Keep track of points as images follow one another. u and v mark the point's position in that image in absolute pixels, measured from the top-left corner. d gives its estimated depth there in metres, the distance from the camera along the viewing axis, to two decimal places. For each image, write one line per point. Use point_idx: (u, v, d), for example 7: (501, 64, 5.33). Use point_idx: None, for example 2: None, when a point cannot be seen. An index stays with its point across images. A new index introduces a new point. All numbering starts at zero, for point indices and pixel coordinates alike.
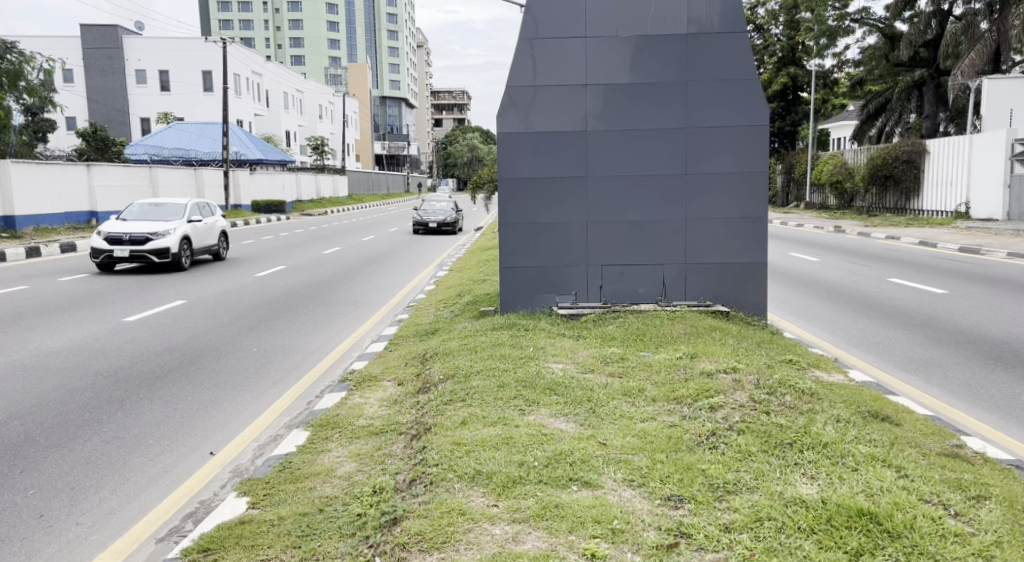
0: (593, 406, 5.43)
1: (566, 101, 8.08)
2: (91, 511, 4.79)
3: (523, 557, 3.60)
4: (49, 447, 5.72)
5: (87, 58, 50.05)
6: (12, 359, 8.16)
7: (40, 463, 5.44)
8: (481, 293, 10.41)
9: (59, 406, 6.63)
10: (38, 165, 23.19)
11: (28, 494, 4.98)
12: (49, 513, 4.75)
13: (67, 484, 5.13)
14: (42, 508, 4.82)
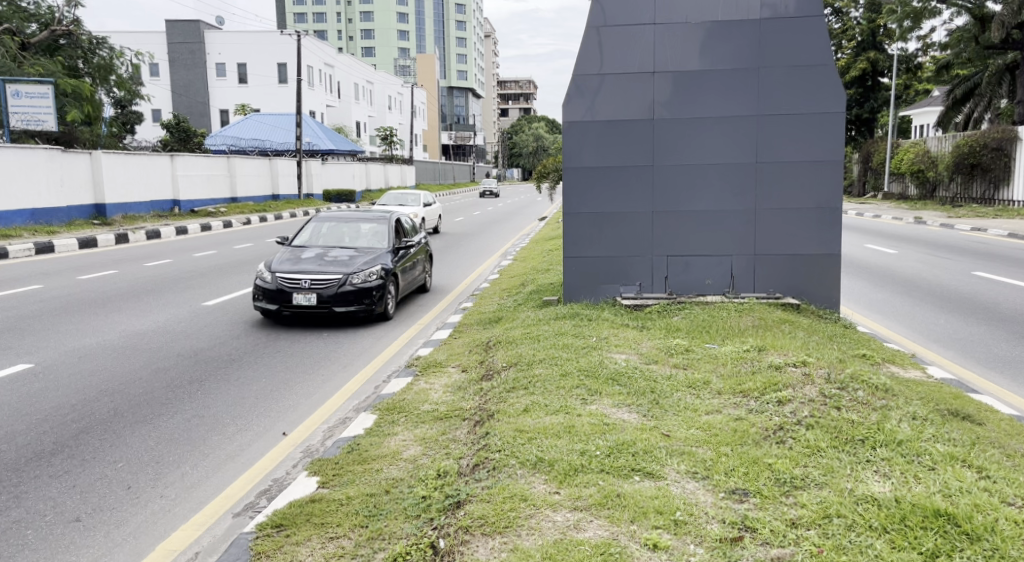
0: (657, 397, 5.37)
1: (634, 89, 7.99)
2: (174, 485, 4.96)
3: (585, 543, 3.59)
4: (136, 423, 5.94)
5: (171, 52, 51.89)
6: (101, 340, 8.47)
7: (127, 437, 5.65)
8: (544, 282, 10.38)
9: (145, 384, 6.88)
10: (126, 155, 24.09)
11: (117, 466, 5.19)
12: (136, 485, 4.93)
13: (153, 458, 5.32)
14: (129, 480, 5.00)
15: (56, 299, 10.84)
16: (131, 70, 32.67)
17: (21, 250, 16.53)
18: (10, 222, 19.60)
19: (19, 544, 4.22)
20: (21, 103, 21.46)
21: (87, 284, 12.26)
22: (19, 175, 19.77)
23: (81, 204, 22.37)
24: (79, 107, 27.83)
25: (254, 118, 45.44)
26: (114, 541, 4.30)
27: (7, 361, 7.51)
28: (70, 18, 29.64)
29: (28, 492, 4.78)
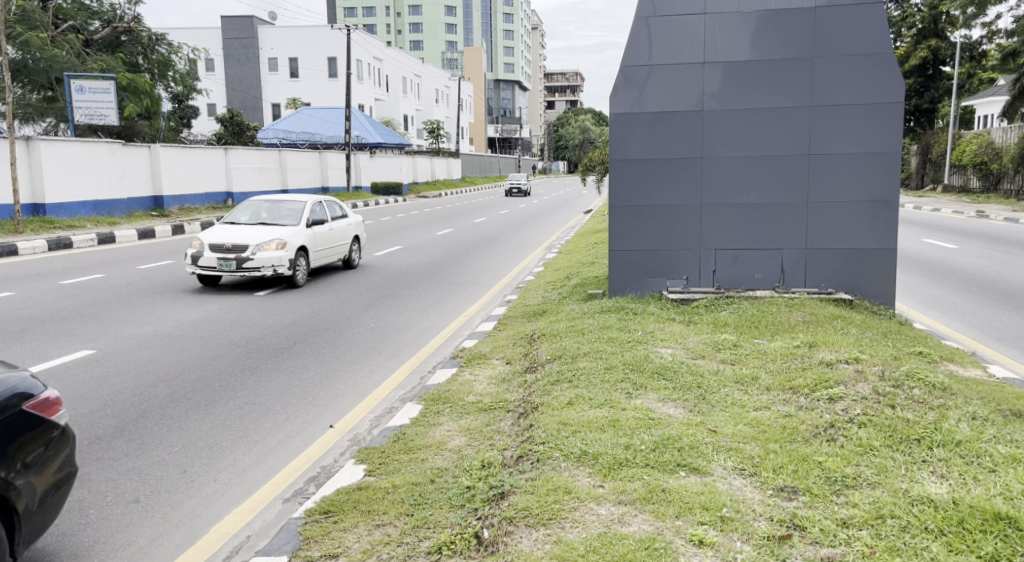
0: (703, 393, 5.30)
1: (683, 80, 7.89)
2: (227, 469, 5.05)
3: (630, 538, 3.56)
4: (190, 410, 6.05)
5: (226, 47, 52.84)
6: (158, 328, 8.66)
7: (182, 422, 5.77)
8: (589, 276, 10.34)
9: (198, 371, 7.01)
10: (183, 148, 24.65)
11: (174, 450, 5.29)
12: (192, 469, 5.02)
13: (207, 444, 5.42)
14: (185, 463, 5.10)
15: (115, 288, 11.11)
16: (188, 67, 33.45)
17: (84, 240, 17.02)
18: (74, 214, 20.25)
19: (82, 522, 4.34)
20: (84, 98, 22.06)
21: (146, 274, 12.55)
22: (82, 168, 20.39)
23: (140, 196, 22.97)
24: (139, 100, 28.59)
25: (305, 112, 46.06)
26: (171, 521, 4.39)
27: (71, 347, 7.72)
28: (131, 16, 30.50)
29: (90, 473, 4.90)
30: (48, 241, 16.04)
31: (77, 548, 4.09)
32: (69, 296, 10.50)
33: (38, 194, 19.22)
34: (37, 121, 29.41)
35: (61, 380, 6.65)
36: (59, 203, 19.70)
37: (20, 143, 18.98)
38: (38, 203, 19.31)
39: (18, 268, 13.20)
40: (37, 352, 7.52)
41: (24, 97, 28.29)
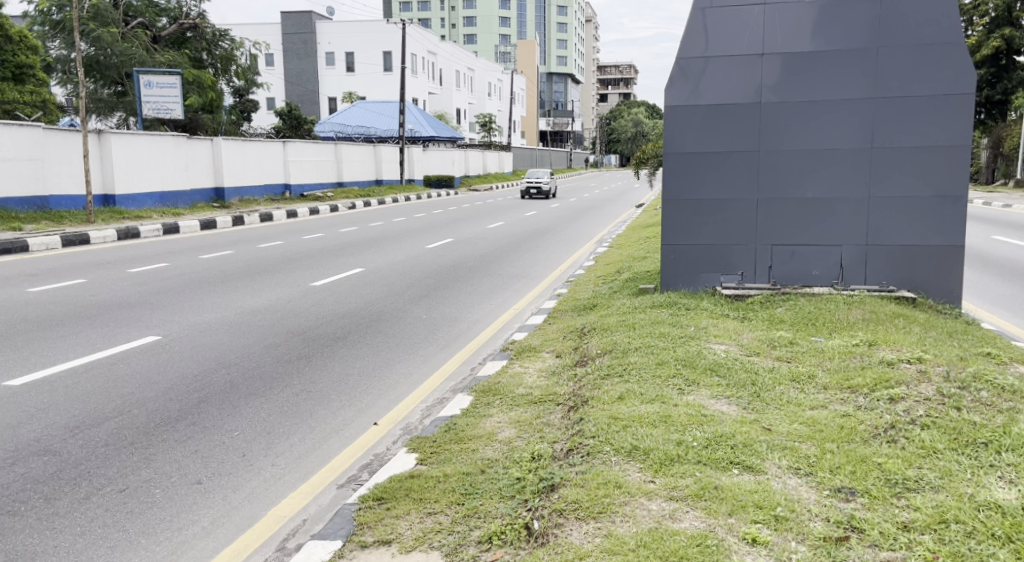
0: (757, 390, 5.22)
1: (741, 72, 7.76)
2: (285, 454, 5.14)
3: (681, 534, 3.52)
4: (250, 395, 6.18)
5: (286, 42, 53.74)
6: (220, 315, 8.88)
7: (243, 408, 5.89)
8: (641, 270, 10.27)
9: (258, 358, 7.17)
10: (243, 141, 25.18)
11: (233, 435, 5.40)
12: (251, 453, 5.12)
13: (265, 429, 5.52)
14: (244, 447, 5.21)
15: (178, 277, 11.39)
16: (249, 62, 34.18)
17: (151, 230, 17.52)
18: (142, 204, 20.93)
19: (149, 502, 4.45)
20: (152, 92, 22.63)
21: (209, 263, 12.86)
22: (149, 160, 21.04)
23: (203, 188, 23.55)
24: (203, 94, 29.36)
25: (360, 105, 46.62)
26: (231, 504, 4.48)
27: (138, 333, 7.95)
28: (196, 12, 31.03)
29: (156, 454, 5.04)
30: (118, 231, 16.56)
31: (142, 526, 4.20)
32: (137, 283, 10.80)
33: (108, 186, 19.89)
34: (108, 115, 30.53)
35: (129, 363, 6.85)
36: (127, 194, 20.37)
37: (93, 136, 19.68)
38: (108, 194, 19.96)
39: (90, 256, 13.65)
40: (107, 337, 7.76)
41: (96, 92, 29.91)
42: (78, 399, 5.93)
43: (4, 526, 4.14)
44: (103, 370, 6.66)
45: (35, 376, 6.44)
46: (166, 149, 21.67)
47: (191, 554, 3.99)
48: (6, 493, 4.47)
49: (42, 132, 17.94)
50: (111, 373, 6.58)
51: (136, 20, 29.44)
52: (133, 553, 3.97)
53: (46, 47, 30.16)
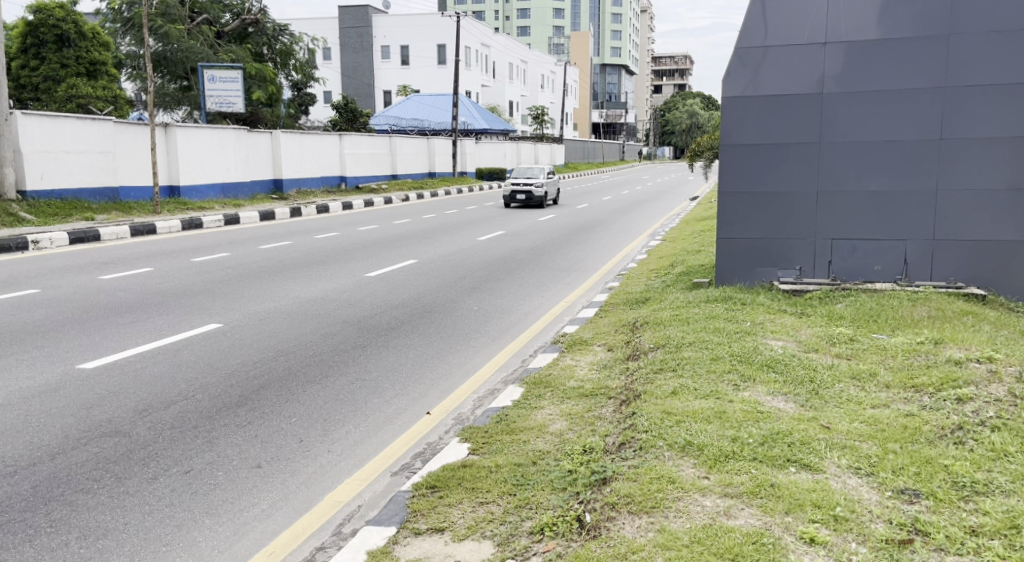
0: (816, 387, 5.10)
1: (803, 61, 7.56)
2: (341, 441, 5.20)
3: (736, 531, 3.45)
4: (307, 382, 6.27)
5: (342, 36, 54.33)
6: (279, 304, 9.03)
7: (300, 395, 5.97)
8: (695, 264, 10.14)
9: (315, 346, 7.27)
10: (301, 134, 25.58)
11: (292, 420, 5.48)
12: (308, 439, 5.19)
13: (322, 415, 5.59)
14: (301, 433, 5.28)
15: (239, 267, 11.61)
16: (308, 56, 34.64)
17: (213, 221, 17.89)
18: (205, 195, 21.41)
19: (212, 484, 4.53)
20: (215, 87, 23.16)
21: (267, 254, 13.06)
22: (211, 152, 21.53)
23: (262, 179, 24.00)
24: (264, 88, 29.91)
25: (414, 98, 46.98)
26: (290, 488, 4.55)
27: (201, 321, 8.11)
28: (257, 7, 31.53)
29: (218, 438, 5.13)
30: (181, 221, 16.93)
31: (206, 506, 4.29)
32: (200, 273, 11.05)
33: (173, 177, 20.40)
34: (174, 108, 31.27)
35: (193, 350, 7.01)
36: (191, 185, 20.87)
37: (159, 129, 20.18)
38: (173, 185, 20.48)
39: (156, 245, 13.99)
40: (172, 324, 7.93)
41: (163, 87, 30.67)
42: (146, 383, 6.08)
43: (78, 502, 4.26)
44: (169, 356, 6.82)
45: (107, 360, 6.63)
46: (227, 141, 22.11)
47: (252, 536, 4.05)
48: (79, 470, 4.60)
49: (113, 126, 18.48)
50: (176, 359, 6.73)
51: (201, 16, 30.05)
52: (198, 532, 4.05)
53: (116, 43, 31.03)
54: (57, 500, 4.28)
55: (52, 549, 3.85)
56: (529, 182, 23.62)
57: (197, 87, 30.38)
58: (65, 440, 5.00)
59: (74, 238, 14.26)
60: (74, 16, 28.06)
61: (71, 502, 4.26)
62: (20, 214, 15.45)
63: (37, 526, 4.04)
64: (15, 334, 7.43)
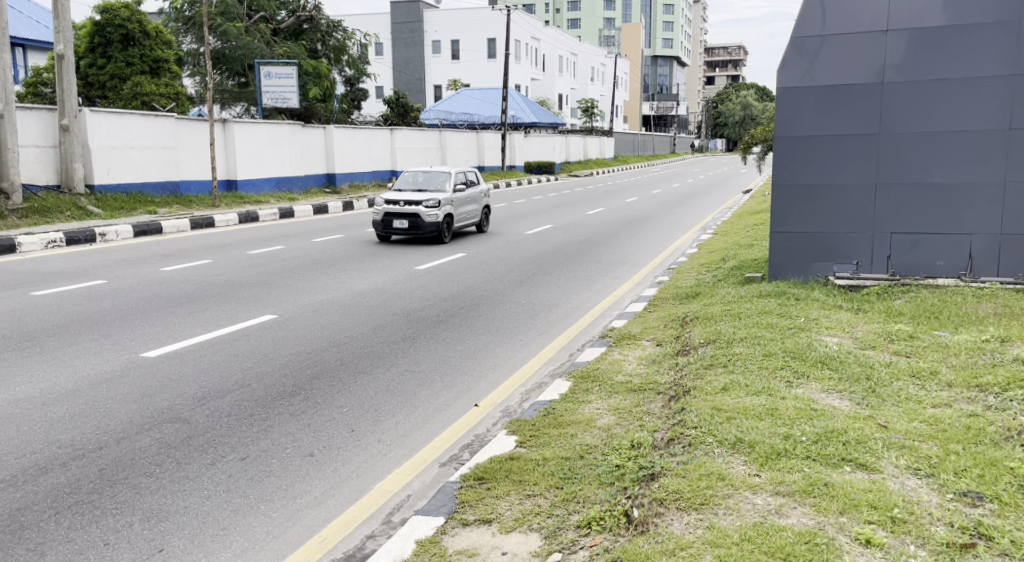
0: (872, 385, 4.95)
1: (863, 50, 7.35)
2: (391, 431, 5.22)
3: (788, 530, 3.36)
4: (358, 373, 6.31)
5: (394, 32, 54.76)
6: (331, 296, 9.10)
7: (352, 385, 6.01)
8: (747, 258, 9.96)
9: (366, 338, 7.32)
10: (353, 128, 25.83)
11: (343, 410, 5.51)
12: (358, 429, 5.21)
13: (372, 406, 5.62)
14: (352, 423, 5.30)
15: (293, 259, 11.74)
16: (361, 51, 35.04)
17: (268, 214, 18.16)
18: (260, 189, 21.77)
19: (266, 471, 4.58)
20: (271, 83, 23.50)
21: (319, 247, 13.20)
22: (267, 146, 21.89)
23: (316, 173, 24.30)
24: (319, 84, 30.36)
25: (464, 93, 47.17)
26: (341, 476, 4.57)
27: (256, 312, 8.22)
28: (312, 4, 31.92)
29: (273, 426, 5.19)
30: (238, 214, 17.22)
31: (262, 492, 4.34)
32: (256, 265, 11.21)
33: (231, 172, 20.79)
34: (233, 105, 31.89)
35: (249, 340, 7.11)
36: (248, 179, 21.25)
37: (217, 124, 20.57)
38: (231, 179, 20.89)
39: (213, 238, 14.25)
40: (228, 315, 8.05)
41: (222, 84, 31.37)
42: (204, 372, 6.18)
43: (141, 486, 4.34)
44: (226, 346, 6.92)
45: (169, 349, 6.78)
46: (282, 136, 22.44)
47: (305, 522, 4.07)
48: (142, 455, 4.69)
49: (174, 122, 18.98)
50: (232, 348, 6.83)
51: (258, 14, 30.66)
52: (253, 517, 4.09)
53: (178, 42, 31.89)
54: (122, 483, 4.36)
55: (117, 530, 3.91)
56: (417, 194, 13.75)
57: (254, 83, 31.00)
58: (129, 425, 5.11)
59: (138, 231, 14.60)
60: (139, 15, 28.09)
61: (134, 485, 4.34)
62: (88, 208, 15.88)
63: (102, 507, 4.11)
64: (82, 323, 7.62)
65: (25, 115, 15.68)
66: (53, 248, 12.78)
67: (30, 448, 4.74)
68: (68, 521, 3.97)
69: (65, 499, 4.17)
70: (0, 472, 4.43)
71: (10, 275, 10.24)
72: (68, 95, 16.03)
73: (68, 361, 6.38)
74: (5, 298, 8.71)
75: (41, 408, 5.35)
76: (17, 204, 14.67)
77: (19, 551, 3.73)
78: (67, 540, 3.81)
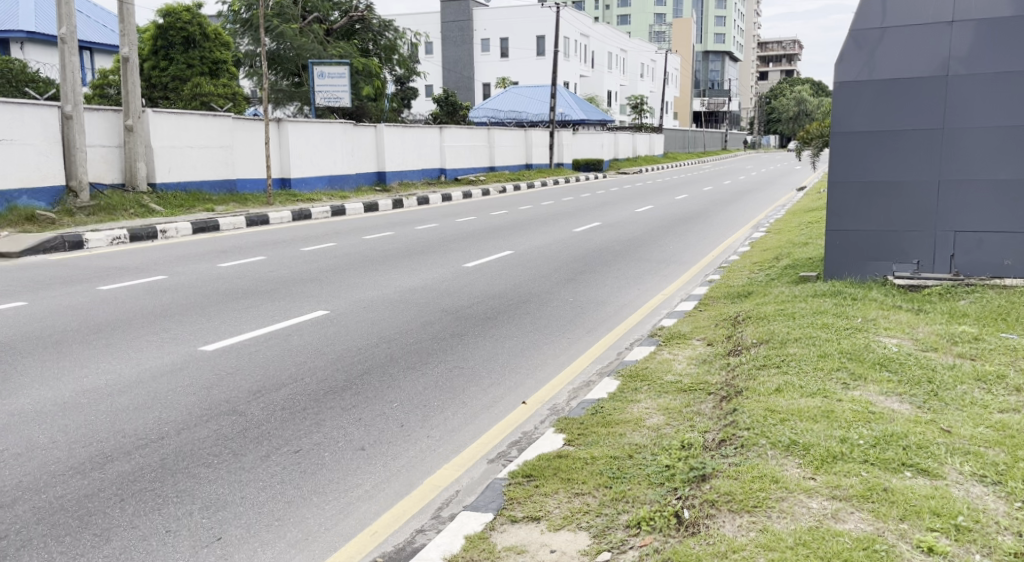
0: (934, 389, 4.79)
1: (926, 43, 7.11)
2: (440, 426, 5.21)
3: (845, 535, 3.25)
4: (409, 368, 6.32)
5: (444, 31, 55.09)
6: (380, 293, 9.14)
7: (402, 381, 6.02)
8: (802, 257, 9.73)
9: (415, 334, 7.33)
10: (403, 127, 26.00)
11: (394, 405, 5.53)
12: (409, 424, 5.22)
13: (422, 402, 5.62)
14: (402, 418, 5.32)
15: (344, 256, 11.87)
16: (411, 50, 35.33)
17: (321, 212, 18.38)
18: (313, 187, 22.06)
19: (318, 464, 4.61)
20: (324, 82, 23.77)
21: (370, 244, 13.32)
22: (319, 145, 22.15)
23: (367, 171, 24.51)
24: (371, 83, 30.63)
25: (512, 91, 47.24)
26: (391, 471, 4.57)
27: (309, 308, 8.31)
28: (364, 4, 32.18)
29: (325, 420, 5.22)
30: (292, 212, 17.48)
31: (315, 485, 4.36)
32: (309, 261, 11.35)
33: (285, 171, 21.10)
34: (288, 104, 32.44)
35: (303, 335, 7.18)
36: (301, 178, 21.56)
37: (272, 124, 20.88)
38: (285, 178, 21.20)
39: (269, 235, 14.50)
40: (281, 311, 8.14)
41: (277, 84, 31.98)
42: (259, 366, 6.26)
43: (200, 475, 4.40)
44: (281, 340, 7.00)
45: (226, 343, 6.88)
46: (335, 135, 22.72)
47: (356, 516, 4.08)
48: (201, 446, 4.76)
49: (231, 122, 19.32)
50: (286, 343, 6.91)
51: (312, 14, 31.15)
52: (307, 509, 4.11)
53: (236, 44, 32.57)
54: (182, 472, 4.43)
55: (177, 518, 3.97)
56: None
57: (308, 83, 31.52)
58: (189, 416, 5.19)
59: (196, 228, 14.93)
60: (199, 18, 28.77)
61: (194, 475, 4.40)
62: (150, 206, 16.22)
63: (164, 496, 4.17)
64: (146, 316, 7.80)
65: (92, 116, 16.11)
66: (118, 244, 13.15)
67: (97, 437, 4.84)
68: (132, 508, 4.03)
69: (130, 486, 4.25)
70: (70, 459, 4.54)
71: (76, 270, 10.54)
72: (133, 97, 16.42)
73: (132, 354, 6.53)
74: (73, 292, 8.97)
75: (107, 398, 5.48)
76: (85, 203, 15.09)
77: (88, 536, 3.80)
78: (131, 526, 3.88)
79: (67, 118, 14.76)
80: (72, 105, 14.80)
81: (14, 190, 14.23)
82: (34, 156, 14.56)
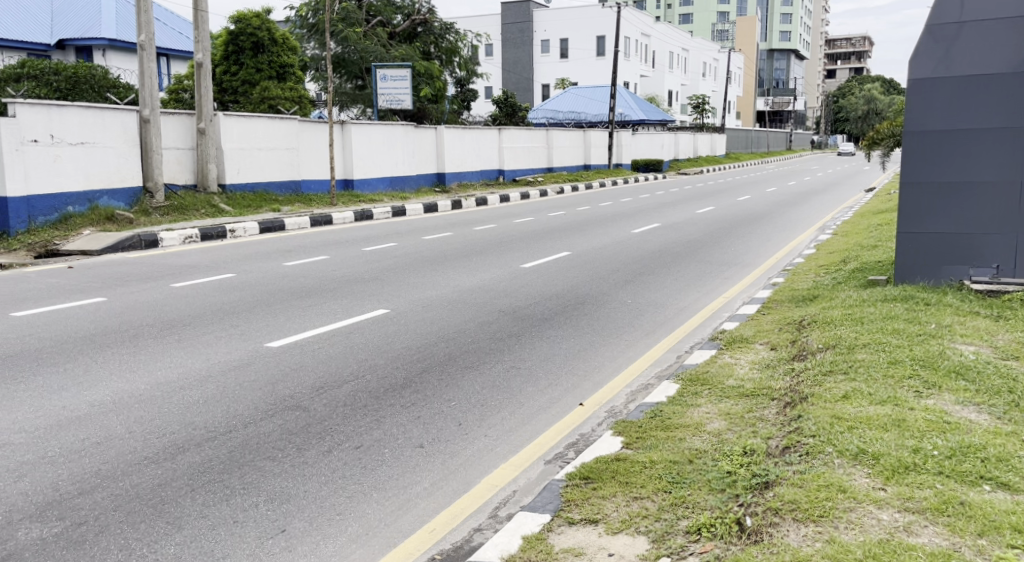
0: (1014, 399, 4.57)
1: (1007, 38, 6.82)
2: (498, 426, 5.19)
3: (918, 549, 3.10)
4: (467, 368, 6.32)
5: (505, 32, 55.31)
6: (439, 293, 9.17)
7: (460, 380, 6.01)
8: (869, 260, 9.44)
9: (473, 334, 7.32)
10: (463, 129, 26.13)
11: (451, 404, 5.52)
12: (467, 423, 5.21)
13: (480, 401, 5.60)
14: (459, 417, 5.30)
15: (406, 256, 11.97)
16: (472, 53, 35.55)
17: (382, 212, 18.58)
18: (375, 188, 22.31)
19: (379, 460, 4.62)
20: (386, 85, 24.07)
21: (430, 243, 13.40)
22: (381, 147, 22.41)
23: (427, 172, 24.69)
24: (432, 84, 30.92)
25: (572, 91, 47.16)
26: (448, 470, 4.55)
27: (369, 307, 8.38)
28: (427, 7, 32.49)
29: (385, 417, 5.24)
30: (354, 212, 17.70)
31: (375, 480, 4.38)
32: (370, 261, 11.47)
33: (348, 172, 21.39)
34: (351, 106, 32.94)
35: (364, 333, 7.24)
36: (363, 179, 21.84)
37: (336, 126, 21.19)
38: (348, 179, 21.49)
39: (332, 235, 14.71)
40: (342, 309, 8.23)
41: (341, 86, 32.51)
42: (322, 363, 6.33)
43: (265, 469, 4.45)
44: (343, 338, 7.07)
45: (291, 340, 6.96)
46: (396, 137, 22.96)
47: (415, 512, 4.07)
48: (266, 440, 4.82)
49: (297, 124, 19.68)
50: (348, 341, 6.97)
51: (376, 18, 31.63)
52: (367, 504, 4.12)
53: (303, 48, 33.26)
54: (248, 465, 4.49)
55: (244, 509, 4.01)
56: None
57: (371, 86, 31.99)
58: (255, 411, 5.27)
59: (262, 227, 15.23)
60: (268, 24, 29.38)
61: (260, 468, 4.46)
62: (219, 205, 16.61)
63: (232, 487, 4.23)
64: (215, 313, 7.95)
65: (168, 119, 16.61)
66: (190, 243, 13.46)
67: (169, 429, 4.94)
68: (201, 499, 4.10)
69: (200, 477, 4.32)
70: (145, 449, 4.64)
71: (147, 267, 10.83)
72: (206, 100, 16.89)
73: (201, 349, 6.67)
74: (146, 288, 9.21)
75: (178, 391, 5.60)
76: (159, 202, 15.58)
77: (160, 524, 3.86)
78: (201, 515, 3.94)
79: (145, 122, 15.26)
80: (150, 109, 15.30)
81: (96, 189, 14.68)
82: (114, 158, 15.02)
